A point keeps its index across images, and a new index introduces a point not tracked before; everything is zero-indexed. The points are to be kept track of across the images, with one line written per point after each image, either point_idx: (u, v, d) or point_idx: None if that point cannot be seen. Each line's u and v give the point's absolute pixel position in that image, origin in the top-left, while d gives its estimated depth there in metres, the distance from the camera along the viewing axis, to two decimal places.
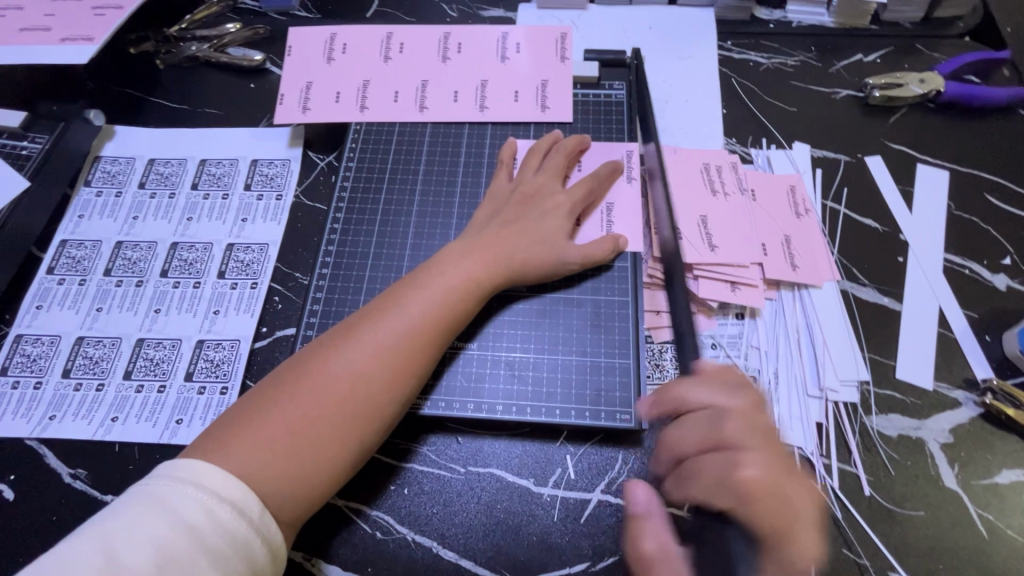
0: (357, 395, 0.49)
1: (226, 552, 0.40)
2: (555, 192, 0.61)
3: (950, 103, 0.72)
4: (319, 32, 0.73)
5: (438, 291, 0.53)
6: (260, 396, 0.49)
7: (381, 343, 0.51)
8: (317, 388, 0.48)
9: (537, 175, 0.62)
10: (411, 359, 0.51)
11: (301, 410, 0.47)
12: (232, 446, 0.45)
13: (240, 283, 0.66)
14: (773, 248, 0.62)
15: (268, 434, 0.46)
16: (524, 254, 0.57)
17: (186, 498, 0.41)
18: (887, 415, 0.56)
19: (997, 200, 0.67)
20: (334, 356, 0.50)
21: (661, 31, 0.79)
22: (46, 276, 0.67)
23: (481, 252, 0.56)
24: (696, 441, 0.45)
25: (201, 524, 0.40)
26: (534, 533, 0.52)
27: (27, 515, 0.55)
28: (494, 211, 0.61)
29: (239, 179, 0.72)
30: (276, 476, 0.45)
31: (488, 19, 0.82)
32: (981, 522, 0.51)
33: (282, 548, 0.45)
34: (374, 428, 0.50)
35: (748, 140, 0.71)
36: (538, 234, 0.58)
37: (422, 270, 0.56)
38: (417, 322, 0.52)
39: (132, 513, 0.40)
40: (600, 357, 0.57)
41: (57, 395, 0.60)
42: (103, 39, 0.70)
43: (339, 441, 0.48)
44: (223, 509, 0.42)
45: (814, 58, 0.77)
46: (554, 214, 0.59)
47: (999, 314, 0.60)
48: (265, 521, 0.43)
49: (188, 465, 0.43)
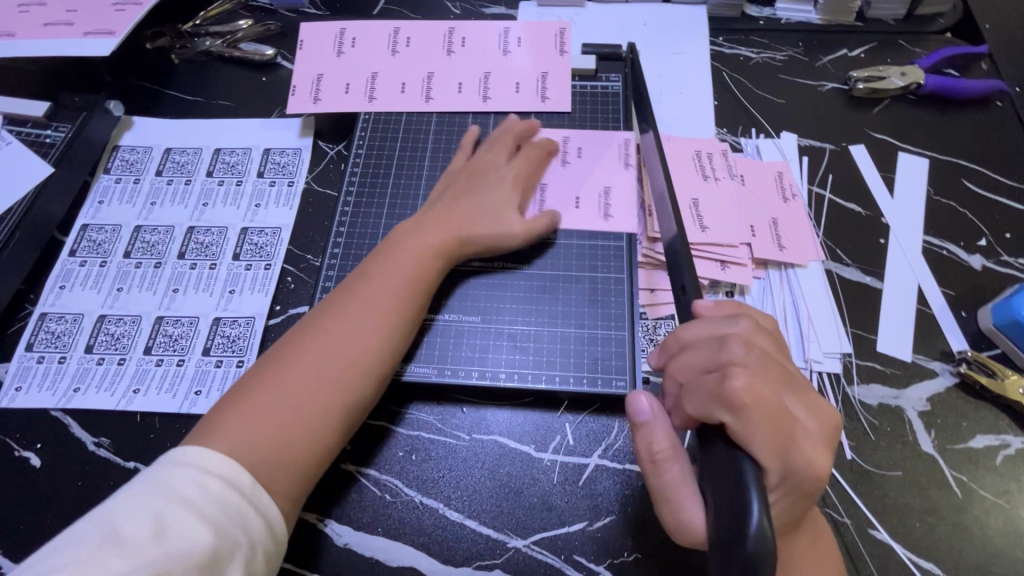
0: (337, 364, 0.52)
1: (221, 517, 0.42)
2: (497, 166, 0.65)
3: (930, 95, 0.76)
4: (329, 27, 0.77)
5: (405, 266, 0.57)
6: (246, 382, 0.51)
7: (355, 318, 0.54)
8: (297, 365, 0.51)
9: (486, 153, 0.66)
10: (386, 327, 0.55)
11: (287, 388, 0.50)
12: (224, 429, 0.48)
13: (254, 264, 0.69)
14: (761, 230, 0.65)
15: (258, 413, 0.49)
16: (479, 227, 0.61)
17: (176, 475, 0.43)
18: (868, 385, 0.59)
19: (975, 185, 0.70)
20: (314, 336, 0.53)
21: (655, 28, 0.83)
22: (68, 259, 0.70)
23: (441, 227, 0.60)
24: (700, 365, 0.43)
25: (193, 495, 0.42)
26: (535, 496, 0.56)
27: (55, 480, 0.59)
28: (444, 189, 0.65)
29: (252, 167, 0.75)
30: (276, 447, 0.48)
31: (490, 16, 0.86)
32: (957, 483, 0.55)
33: (278, 519, 0.46)
34: (360, 394, 0.53)
35: (738, 130, 0.74)
36: (486, 207, 0.62)
37: (386, 249, 0.59)
38: (387, 295, 0.56)
39: (128, 493, 0.42)
40: (598, 330, 0.60)
41: (81, 369, 0.63)
42: (124, 34, 0.74)
43: (330, 410, 0.51)
44: (214, 481, 0.44)
45: (801, 53, 0.80)
46: (497, 187, 0.63)
47: (975, 292, 0.64)
48: (256, 492, 0.45)
49: (177, 449, 0.46)
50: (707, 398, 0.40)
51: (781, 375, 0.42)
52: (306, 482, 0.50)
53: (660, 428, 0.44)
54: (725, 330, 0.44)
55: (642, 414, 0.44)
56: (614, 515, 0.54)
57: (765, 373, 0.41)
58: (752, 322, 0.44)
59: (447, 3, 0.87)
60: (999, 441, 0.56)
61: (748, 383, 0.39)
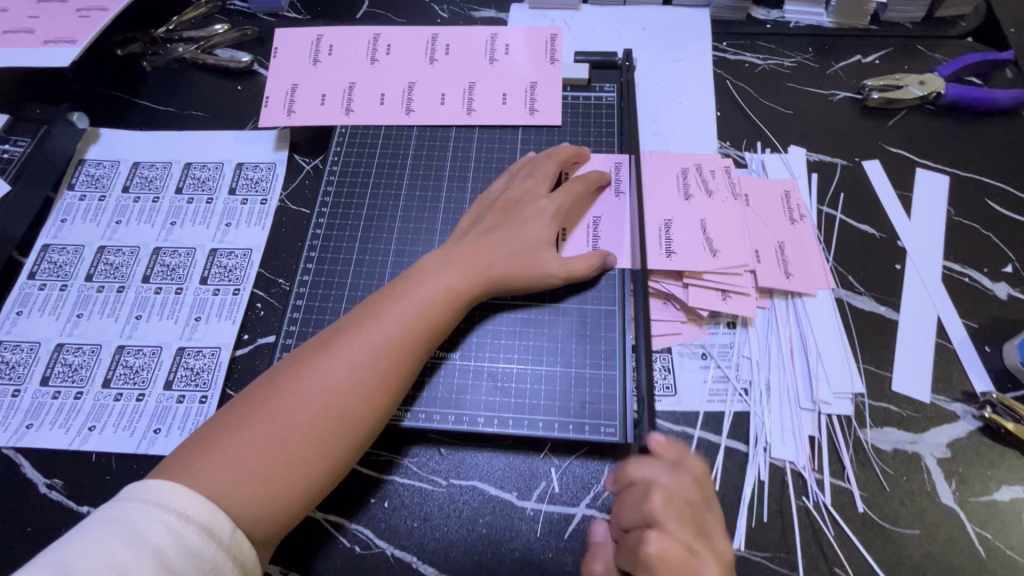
0: (335, 409, 0.47)
1: (192, 573, 0.38)
2: (540, 197, 0.59)
3: (950, 105, 0.70)
4: (305, 33, 0.72)
5: (419, 299, 0.52)
6: (234, 412, 0.47)
7: (352, 359, 0.49)
8: (292, 404, 0.46)
9: (526, 180, 0.60)
10: (393, 368, 0.49)
11: (275, 426, 0.46)
12: (202, 466, 0.43)
13: (223, 289, 0.64)
14: (765, 256, 0.60)
15: (243, 453, 0.44)
16: (508, 261, 0.55)
17: (152, 522, 0.39)
18: (882, 428, 0.54)
19: (998, 205, 0.65)
20: (308, 372, 0.48)
21: (654, 33, 0.77)
22: (27, 281, 0.66)
23: (462, 262, 0.54)
24: (630, 527, 0.46)
25: (166, 547, 0.38)
26: (517, 549, 0.51)
27: (2, 526, 0.54)
28: (475, 220, 0.59)
29: (223, 184, 0.71)
30: (251, 498, 0.43)
31: (478, 19, 0.81)
32: (980, 541, 0.50)
33: (254, 568, 0.42)
34: (355, 439, 0.48)
35: (742, 144, 0.69)
36: (522, 241, 0.56)
37: (399, 281, 0.54)
38: (396, 333, 0.50)
39: (95, 535, 0.38)
40: (586, 368, 0.55)
41: (34, 403, 0.59)
42: (86, 41, 0.69)
43: (313, 461, 0.46)
44: (189, 530, 0.40)
45: (811, 59, 0.75)
46: (538, 221, 0.57)
47: (999, 324, 0.58)
48: (237, 542, 0.42)
49: (157, 484, 0.41)
50: (630, 552, 0.45)
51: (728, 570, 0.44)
52: (281, 531, 0.45)
53: (609, 559, 0.48)
54: (655, 481, 0.46)
55: (595, 543, 0.49)
56: None
57: (686, 542, 0.44)
58: (692, 476, 0.47)
59: (434, 5, 0.83)
60: None
61: (667, 532, 0.44)
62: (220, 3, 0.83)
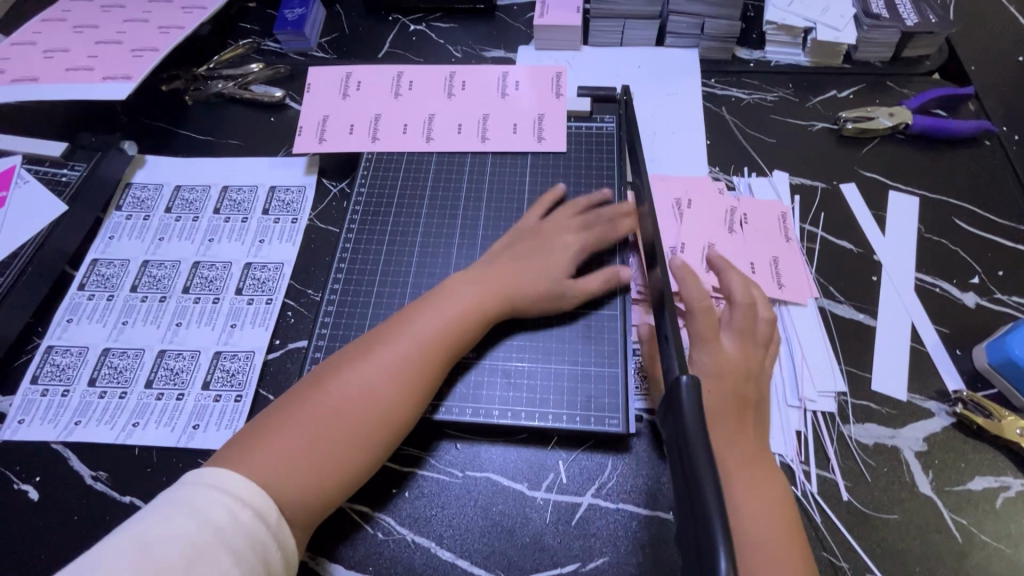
0: (375, 411, 0.52)
1: (247, 550, 0.43)
2: (566, 231, 0.65)
3: (919, 134, 0.77)
4: (337, 72, 0.80)
5: (452, 314, 0.58)
6: (280, 411, 0.51)
7: (393, 366, 0.54)
8: (337, 403, 0.52)
9: (564, 216, 0.66)
10: (426, 374, 0.55)
11: (320, 423, 0.51)
12: (255, 454, 0.48)
13: (257, 299, 0.70)
14: (761, 268, 0.66)
15: (291, 446, 0.49)
16: (532, 285, 0.61)
17: (213, 502, 0.44)
18: (864, 424, 0.59)
19: (964, 223, 0.71)
20: (351, 375, 0.53)
21: (648, 70, 0.86)
22: (77, 293, 0.72)
23: (489, 283, 0.60)
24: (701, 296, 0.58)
25: (225, 525, 0.43)
26: (528, 535, 0.55)
27: (50, 515, 0.59)
28: (508, 244, 0.65)
29: (258, 205, 0.78)
30: (294, 488, 0.48)
31: (490, 59, 0.90)
32: (956, 527, 0.54)
33: (294, 554, 0.47)
34: (389, 436, 0.53)
35: (731, 169, 0.76)
36: (550, 267, 0.62)
37: (434, 297, 0.60)
38: (430, 345, 0.56)
39: (162, 514, 0.43)
40: (591, 366, 0.61)
41: (82, 403, 0.64)
42: (140, 78, 0.77)
43: (351, 456, 0.51)
44: (244, 513, 0.44)
45: (791, 94, 0.83)
46: (561, 252, 0.63)
47: (968, 330, 0.64)
48: (281, 526, 0.46)
49: (216, 472, 0.46)
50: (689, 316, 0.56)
51: (731, 386, 0.53)
52: (315, 518, 0.50)
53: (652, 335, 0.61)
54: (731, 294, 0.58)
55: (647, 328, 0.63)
56: (606, 556, 0.54)
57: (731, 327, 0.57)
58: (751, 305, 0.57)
59: (448, 46, 0.92)
60: (997, 483, 0.56)
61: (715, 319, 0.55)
62: (255, 44, 0.92)
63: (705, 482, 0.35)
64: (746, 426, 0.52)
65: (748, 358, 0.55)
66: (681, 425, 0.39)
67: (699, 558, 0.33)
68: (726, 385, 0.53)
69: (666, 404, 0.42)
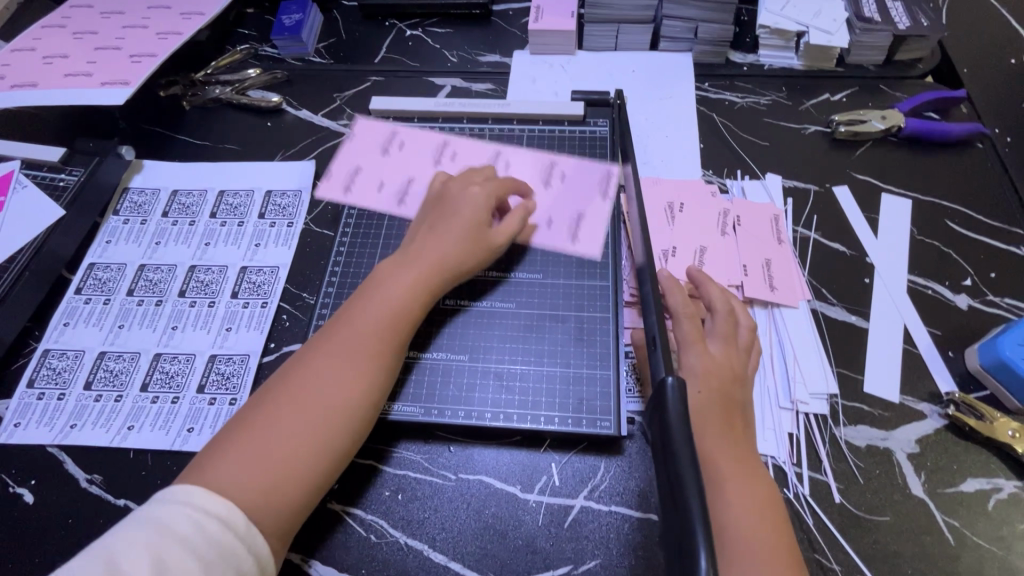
0: (332, 400, 0.53)
1: (216, 559, 0.43)
2: (470, 184, 0.67)
3: (911, 137, 0.78)
4: (382, 128, 0.82)
5: (394, 296, 0.58)
6: (240, 419, 0.52)
7: (341, 356, 0.55)
8: (294, 403, 0.52)
9: (459, 177, 0.68)
10: (378, 357, 0.56)
11: (280, 425, 0.51)
12: (222, 468, 0.48)
13: (252, 302, 0.71)
14: (753, 270, 0.66)
15: (253, 448, 0.49)
16: (457, 249, 0.62)
17: (178, 515, 0.44)
18: (856, 426, 0.59)
19: (957, 225, 0.71)
20: (304, 373, 0.54)
21: (642, 74, 0.86)
22: (74, 296, 0.72)
23: (425, 262, 0.61)
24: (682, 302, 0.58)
25: (190, 535, 0.43)
26: (520, 538, 0.55)
27: (45, 518, 0.59)
28: (421, 218, 0.66)
29: (254, 209, 0.78)
30: (265, 492, 0.48)
31: (485, 64, 0.90)
32: (948, 529, 0.54)
33: (269, 560, 0.47)
34: (354, 423, 0.53)
35: (724, 171, 0.76)
36: (465, 227, 0.63)
37: (373, 282, 0.60)
38: (375, 330, 0.56)
39: (131, 531, 0.43)
40: (583, 368, 0.61)
41: (78, 406, 0.65)
42: (138, 83, 0.78)
43: (318, 450, 0.51)
44: (211, 523, 0.45)
45: (784, 97, 0.83)
46: (473, 205, 0.64)
47: (960, 332, 0.64)
48: (251, 533, 0.46)
49: (182, 488, 0.47)
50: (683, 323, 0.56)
51: (719, 387, 0.53)
52: (296, 519, 0.50)
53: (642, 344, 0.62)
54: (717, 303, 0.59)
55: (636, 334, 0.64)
56: (598, 559, 0.54)
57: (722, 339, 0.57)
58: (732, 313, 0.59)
59: (444, 51, 0.92)
60: (990, 484, 0.56)
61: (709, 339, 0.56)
62: (252, 50, 0.93)
63: (689, 490, 0.35)
64: (734, 430, 0.52)
65: (732, 359, 0.56)
66: (665, 428, 0.39)
67: (679, 559, 0.33)
68: (713, 386, 0.53)
69: (652, 408, 0.42)
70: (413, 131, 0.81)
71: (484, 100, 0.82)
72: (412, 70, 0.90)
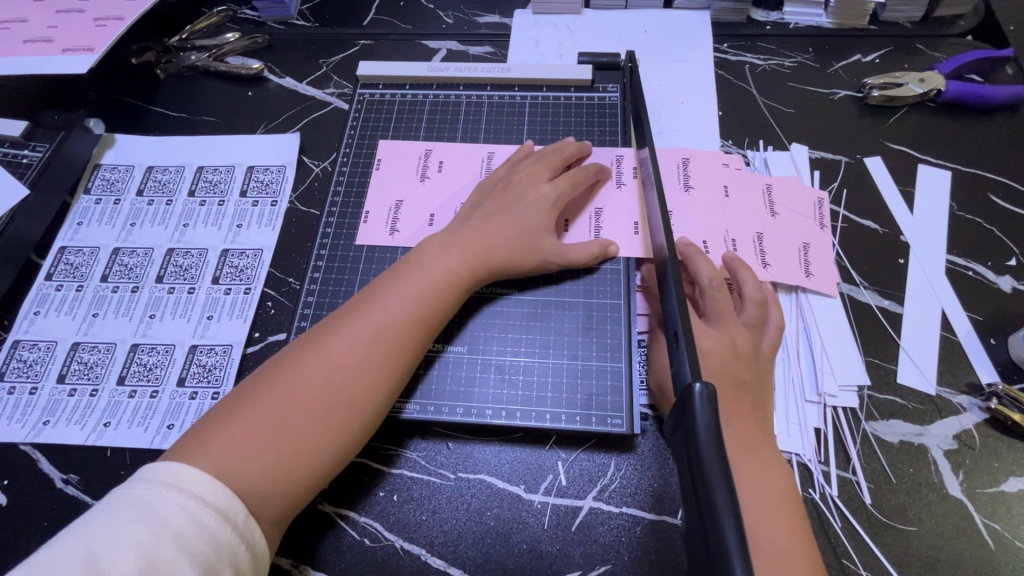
0: (341, 388, 0.48)
1: (210, 555, 0.39)
2: (541, 183, 0.61)
3: (951, 102, 0.71)
4: (415, 148, 0.71)
5: (418, 282, 0.53)
6: (237, 395, 0.48)
7: (358, 341, 0.50)
8: (300, 383, 0.47)
9: (530, 166, 0.62)
10: (396, 347, 0.51)
11: (281, 405, 0.46)
12: (212, 444, 0.44)
13: (234, 288, 0.66)
14: (781, 255, 0.61)
15: (251, 430, 0.45)
16: (506, 248, 0.57)
17: (170, 504, 0.40)
18: (888, 421, 0.54)
19: (1000, 199, 0.65)
20: (315, 352, 0.49)
21: (656, 35, 0.79)
22: (45, 283, 0.68)
23: (461, 250, 0.56)
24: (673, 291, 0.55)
25: (184, 530, 0.39)
26: (524, 542, 0.51)
27: (18, 521, 0.55)
28: (476, 208, 0.61)
29: (235, 186, 0.72)
30: (257, 475, 0.44)
31: (483, 25, 0.83)
32: (989, 532, 0.49)
33: (264, 555, 0.43)
34: (361, 416, 0.48)
35: (745, 142, 0.70)
36: (521, 226, 0.58)
37: (405, 264, 0.55)
38: (399, 317, 0.51)
39: (115, 519, 0.39)
40: (592, 362, 0.57)
41: (51, 401, 0.61)
42: (103, 50, 0.71)
43: (319, 438, 0.46)
44: (208, 515, 0.40)
45: (811, 59, 0.76)
46: (538, 207, 0.59)
47: (1003, 317, 0.59)
48: (249, 526, 0.42)
49: (172, 467, 0.42)
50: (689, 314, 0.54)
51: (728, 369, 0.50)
52: (285, 514, 0.45)
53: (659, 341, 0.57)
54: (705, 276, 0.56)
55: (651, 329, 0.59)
56: (609, 564, 0.50)
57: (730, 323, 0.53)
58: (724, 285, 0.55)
59: (439, 12, 0.85)
60: None
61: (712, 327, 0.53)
62: (230, 12, 0.85)
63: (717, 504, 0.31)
64: (747, 415, 0.48)
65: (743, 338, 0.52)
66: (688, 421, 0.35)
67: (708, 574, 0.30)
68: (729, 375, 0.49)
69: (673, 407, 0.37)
70: (405, 101, 0.75)
71: (483, 65, 0.75)
72: (404, 33, 0.83)
